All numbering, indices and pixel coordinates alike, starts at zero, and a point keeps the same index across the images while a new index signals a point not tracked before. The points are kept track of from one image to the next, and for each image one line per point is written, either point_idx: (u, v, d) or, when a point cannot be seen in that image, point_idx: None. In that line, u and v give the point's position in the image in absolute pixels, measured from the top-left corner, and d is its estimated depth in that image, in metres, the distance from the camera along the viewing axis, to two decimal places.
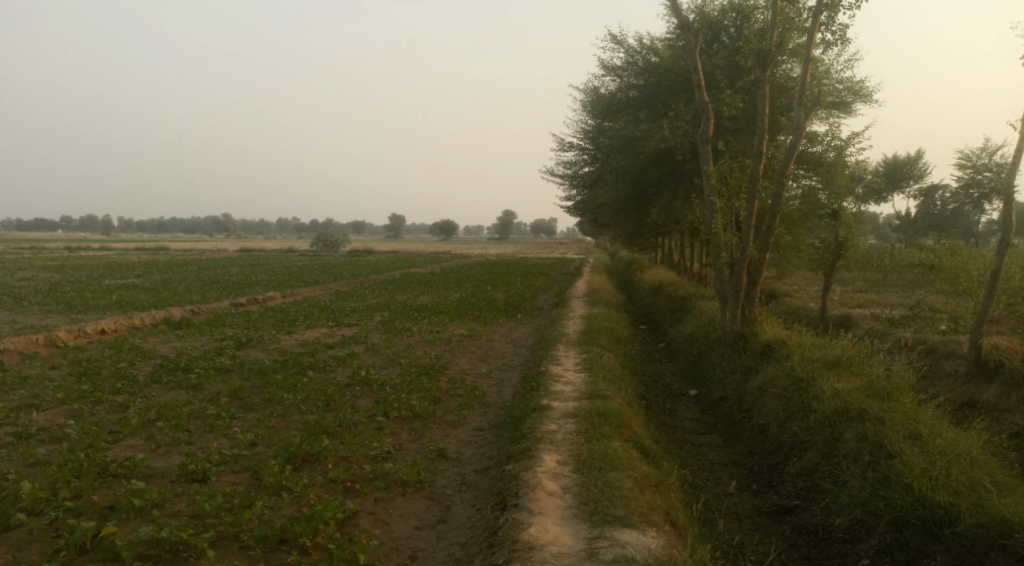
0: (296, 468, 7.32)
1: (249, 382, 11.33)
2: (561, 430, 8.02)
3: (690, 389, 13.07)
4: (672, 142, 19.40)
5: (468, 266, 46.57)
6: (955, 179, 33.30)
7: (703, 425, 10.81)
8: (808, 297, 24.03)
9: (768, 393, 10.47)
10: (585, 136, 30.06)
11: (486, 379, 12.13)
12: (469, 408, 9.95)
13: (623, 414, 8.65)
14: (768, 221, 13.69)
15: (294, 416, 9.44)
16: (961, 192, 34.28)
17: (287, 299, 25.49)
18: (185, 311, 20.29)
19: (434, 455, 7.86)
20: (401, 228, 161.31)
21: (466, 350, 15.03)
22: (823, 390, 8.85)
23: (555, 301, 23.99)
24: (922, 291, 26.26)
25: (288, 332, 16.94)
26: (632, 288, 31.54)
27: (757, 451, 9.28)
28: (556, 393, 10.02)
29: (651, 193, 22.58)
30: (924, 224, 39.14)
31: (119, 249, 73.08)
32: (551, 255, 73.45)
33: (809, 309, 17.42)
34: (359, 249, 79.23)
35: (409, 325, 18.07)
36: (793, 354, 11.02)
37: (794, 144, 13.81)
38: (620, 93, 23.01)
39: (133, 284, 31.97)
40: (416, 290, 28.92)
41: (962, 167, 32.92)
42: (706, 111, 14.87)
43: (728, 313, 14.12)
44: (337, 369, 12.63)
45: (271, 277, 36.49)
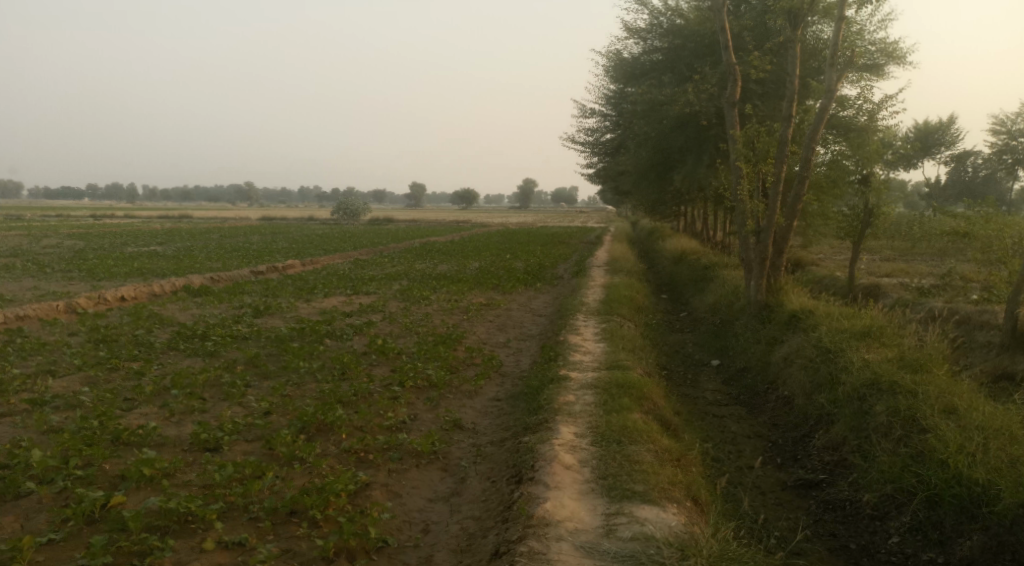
0: (309, 438, 7.21)
1: (265, 350, 11.26)
2: (579, 401, 7.82)
3: (712, 359, 12.80)
4: (696, 106, 18.85)
5: (488, 235, 46.33)
6: (988, 145, 32.28)
7: (725, 397, 10.56)
8: (833, 265, 23.50)
9: (793, 364, 10.17)
10: (607, 101, 29.43)
11: (504, 348, 11.96)
12: (486, 378, 9.78)
13: (644, 385, 8.41)
14: (796, 187, 13.23)
15: (309, 384, 9.34)
16: (995, 158, 33.23)
17: (307, 267, 25.47)
18: (204, 278, 20.33)
19: (449, 425, 7.70)
20: (421, 197, 161.08)
21: (484, 318, 14.85)
22: (852, 362, 8.54)
23: (575, 270, 23.70)
24: (951, 260, 25.60)
25: (305, 300, 16.86)
26: (653, 257, 31.14)
27: (781, 423, 9.03)
28: (575, 363, 9.80)
29: (674, 160, 22.06)
30: (954, 191, 38.11)
31: (143, 218, 73.77)
32: (571, 224, 72.92)
33: (835, 279, 16.98)
34: (380, 218, 79.26)
35: (427, 294, 17.94)
36: (820, 325, 10.67)
37: (825, 107, 13.27)
38: (643, 56, 22.36)
39: (155, 251, 32.19)
40: (435, 258, 28.78)
41: (996, 133, 31.88)
42: (733, 73, 14.32)
43: (752, 282, 13.75)
44: (354, 337, 12.52)
45: (291, 245, 36.56)
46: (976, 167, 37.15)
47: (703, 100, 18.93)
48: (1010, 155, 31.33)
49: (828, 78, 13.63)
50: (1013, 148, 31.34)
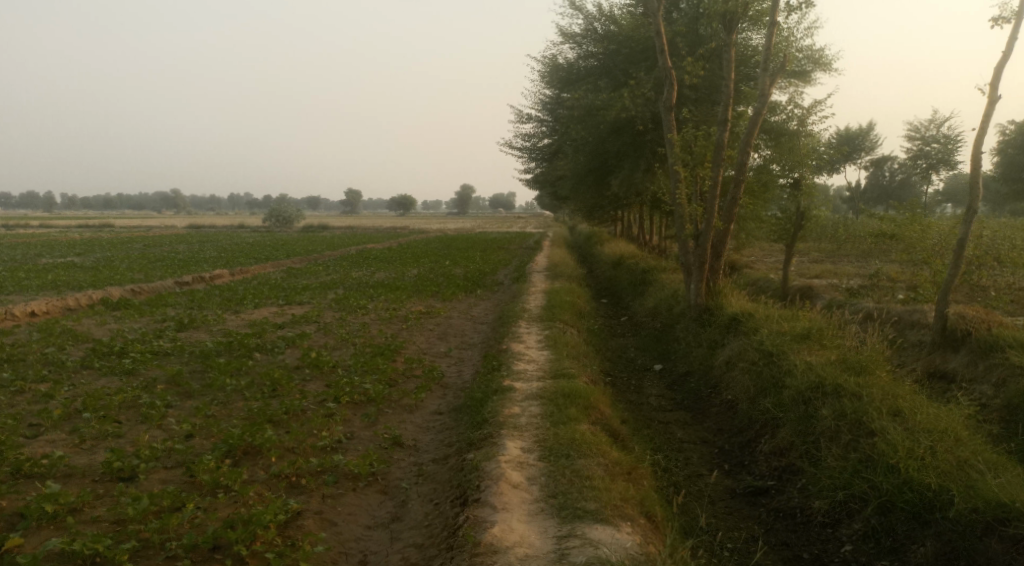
0: (235, 463, 6.69)
1: (189, 367, 10.55)
2: (525, 413, 7.52)
3: (654, 364, 12.73)
4: (633, 111, 18.90)
5: (425, 241, 45.73)
6: (904, 150, 33.71)
7: (669, 402, 10.45)
8: (766, 268, 24.00)
9: (736, 367, 10.14)
10: (543, 107, 29.38)
11: (444, 358, 11.57)
12: (426, 391, 9.40)
13: (590, 394, 8.19)
14: (733, 190, 13.30)
15: (237, 403, 8.76)
16: (910, 163, 34.71)
17: (237, 277, 24.44)
18: (124, 290, 19.19)
19: (388, 443, 7.29)
20: (357, 203, 158.61)
21: (424, 327, 14.42)
22: (795, 365, 8.52)
23: (515, 276, 23.46)
24: (875, 261, 26.52)
25: (234, 312, 16.06)
26: (591, 261, 31.25)
27: (727, 428, 8.95)
28: (518, 373, 9.52)
29: (612, 165, 22.10)
30: (873, 195, 39.69)
31: (60, 227, 69.95)
32: (509, 229, 72.86)
33: (770, 281, 17.26)
34: (314, 225, 77.44)
35: (364, 303, 17.37)
36: (761, 328, 10.70)
37: (759, 110, 13.39)
38: (579, 62, 22.35)
39: (71, 262, 30.37)
40: (372, 266, 28.10)
41: (911, 139, 33.33)
42: (670, 77, 14.33)
43: (692, 286, 13.76)
44: (286, 350, 11.92)
45: (220, 254, 35.16)
46: (893, 172, 38.81)
47: (639, 105, 19.00)
48: (924, 160, 32.82)
49: (761, 83, 13.79)
50: (926, 153, 32.83)
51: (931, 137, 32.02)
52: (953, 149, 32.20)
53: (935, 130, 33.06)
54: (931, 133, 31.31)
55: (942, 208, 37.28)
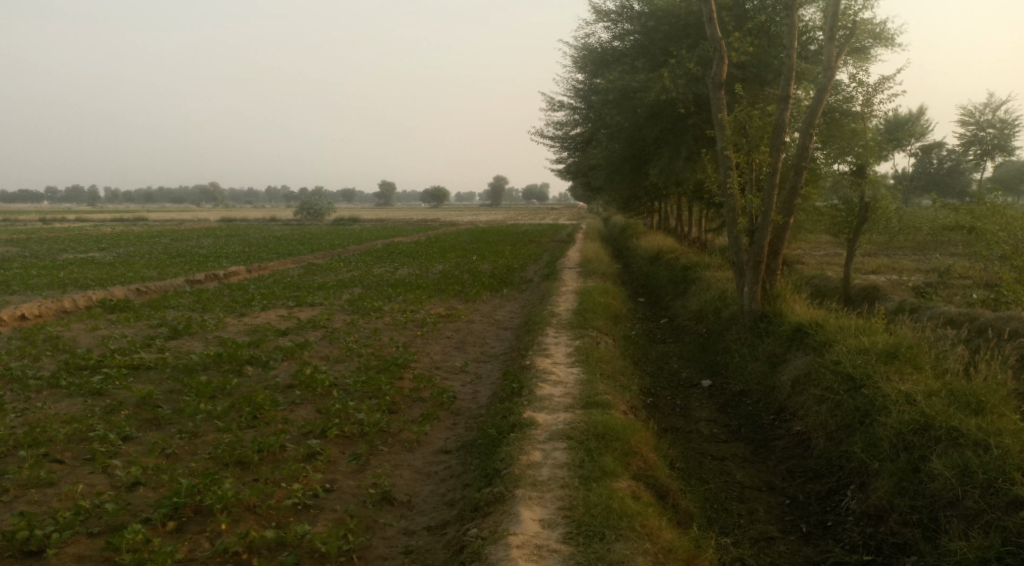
0: (179, 530, 5.30)
1: (165, 386, 9.19)
2: (547, 462, 5.94)
3: (702, 379, 11.08)
4: (673, 93, 17.10)
5: (455, 234, 44.22)
6: (955, 136, 31.41)
7: (723, 430, 8.80)
8: (816, 263, 22.02)
9: (808, 391, 8.44)
10: (575, 93, 27.65)
11: (459, 375, 10.07)
12: (433, 420, 7.89)
13: (629, 432, 6.60)
14: (793, 178, 11.48)
15: (207, 436, 7.34)
16: (964, 150, 32.26)
17: (253, 275, 23.24)
18: (129, 290, 18.03)
19: (374, 499, 5.80)
20: (389, 196, 158.28)
21: (441, 334, 12.94)
22: (888, 396, 6.84)
23: (545, 273, 21.85)
24: (934, 254, 24.41)
25: (237, 316, 14.73)
26: (627, 255, 29.49)
27: (799, 471, 7.30)
28: (543, 398, 7.94)
29: (649, 153, 20.29)
30: (920, 183, 37.29)
31: (91, 221, 69.94)
32: (539, 221, 71.42)
33: (827, 280, 15.45)
34: (343, 218, 76.39)
35: (379, 304, 15.92)
36: (834, 342, 8.99)
37: (825, 86, 11.50)
38: (614, 42, 20.58)
39: (90, 258, 29.40)
40: (396, 261, 26.67)
41: (964, 124, 30.98)
42: (719, 49, 12.48)
43: (745, 289, 12.01)
44: (281, 364, 10.51)
45: (243, 249, 34.05)
46: (941, 158, 36.36)
47: (681, 86, 17.18)
48: (978, 146, 30.44)
49: (826, 55, 11.87)
50: (980, 139, 30.57)
51: (987, 121, 29.69)
52: (1010, 134, 29.95)
53: (990, 115, 30.77)
54: (986, 117, 28.98)
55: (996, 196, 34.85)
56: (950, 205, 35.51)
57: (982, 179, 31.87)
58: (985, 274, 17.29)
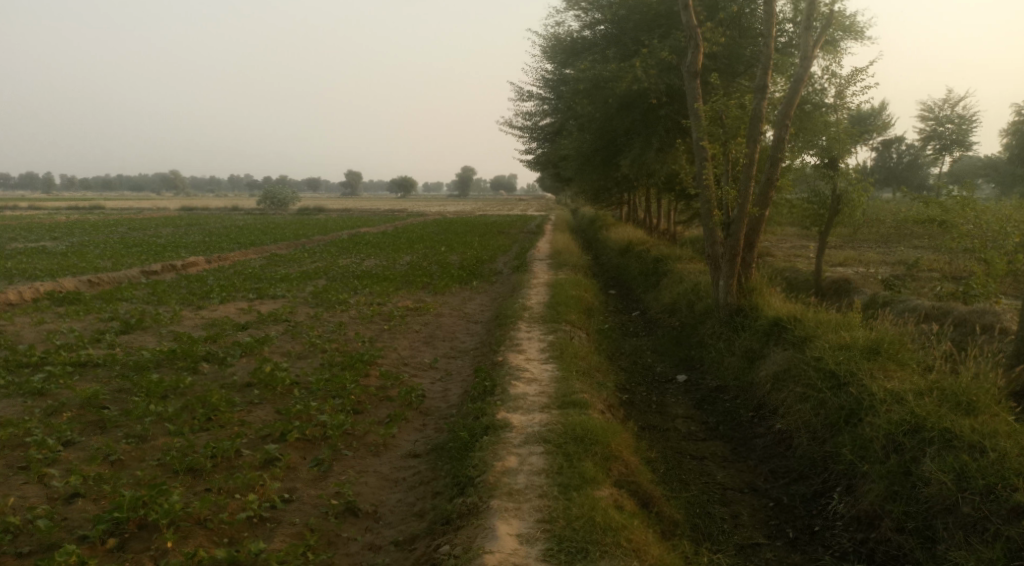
0: (121, 549, 4.83)
1: (113, 386, 8.59)
2: (524, 468, 5.59)
3: (677, 374, 10.83)
4: (645, 83, 16.80)
5: (423, 225, 43.57)
6: (915, 131, 31.88)
7: (701, 428, 8.54)
8: (785, 255, 22.04)
9: (789, 387, 8.22)
10: (545, 82, 27.23)
11: (427, 372, 9.65)
12: (400, 421, 7.47)
13: (609, 434, 6.27)
14: (769, 170, 11.25)
15: (156, 440, 6.83)
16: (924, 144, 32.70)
17: (213, 266, 22.43)
18: (80, 282, 17.17)
19: (338, 511, 5.39)
20: (356, 186, 156.29)
21: (408, 329, 12.49)
22: (874, 395, 6.62)
23: (515, 265, 21.49)
24: (899, 246, 24.63)
25: (194, 309, 14.06)
26: (597, 247, 29.27)
27: (781, 471, 7.06)
28: (516, 397, 7.57)
29: (620, 143, 19.99)
30: (879, 177, 37.78)
31: (44, 210, 67.28)
32: (508, 211, 70.94)
33: (799, 273, 15.35)
34: (308, 207, 75.02)
35: (345, 297, 15.38)
36: (814, 338, 8.78)
37: (802, 75, 11.26)
38: (585, 31, 20.18)
39: (40, 248, 28.11)
40: (362, 252, 26.01)
41: (924, 119, 31.39)
42: (696, 37, 12.16)
43: (720, 282, 11.78)
44: (239, 360, 9.96)
45: (203, 239, 32.99)
46: (901, 152, 36.87)
47: (653, 76, 16.87)
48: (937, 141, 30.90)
49: (803, 44, 11.61)
50: (939, 134, 31.06)
51: (946, 116, 30.15)
52: (968, 129, 30.49)
53: (950, 110, 31.26)
54: (946, 112, 29.39)
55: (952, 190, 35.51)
56: (910, 199, 36.14)
57: (941, 173, 32.44)
58: (950, 267, 17.40)
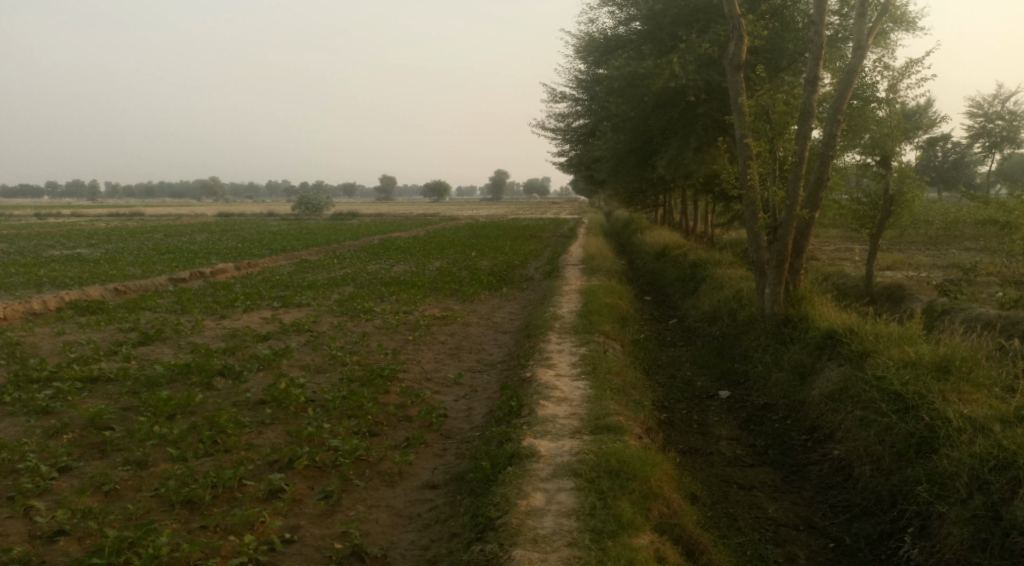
0: None
1: (121, 403, 8.17)
2: (551, 509, 4.97)
3: (720, 389, 10.08)
4: (682, 80, 16.03)
5: (454, 229, 43.13)
6: (963, 129, 30.34)
7: (748, 452, 7.80)
8: (828, 258, 21.00)
9: (848, 409, 7.44)
10: (578, 83, 26.52)
11: (451, 388, 9.06)
12: (419, 446, 6.89)
13: (648, 465, 5.61)
14: (819, 170, 10.41)
15: (156, 466, 6.35)
16: (971, 141, 31.11)
17: (242, 273, 22.22)
18: (107, 290, 16.99)
19: (341, 556, 4.85)
20: (389, 191, 157.07)
21: (434, 339, 11.94)
22: (950, 424, 5.84)
23: (547, 270, 20.86)
24: (949, 249, 23.37)
25: (217, 318, 13.70)
26: (632, 251, 28.47)
27: (841, 506, 6.31)
28: (545, 419, 6.93)
29: (656, 144, 19.21)
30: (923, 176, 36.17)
31: (86, 217, 68.62)
32: (540, 215, 70.28)
33: (847, 278, 14.42)
34: (341, 212, 75.27)
35: (370, 305, 14.89)
36: (874, 353, 7.97)
37: (855, 66, 10.38)
38: (619, 28, 19.47)
39: (75, 255, 28.24)
40: (393, 258, 25.62)
41: (972, 115, 29.88)
42: (738, 28, 11.35)
43: (766, 290, 10.99)
44: (256, 375, 9.49)
45: (235, 245, 32.93)
46: (946, 150, 35.24)
47: (691, 72, 16.11)
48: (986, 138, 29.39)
49: (855, 32, 10.72)
50: (988, 131, 29.53)
51: (996, 112, 28.63)
52: (1019, 126, 28.98)
53: (999, 106, 29.76)
54: (996, 108, 27.91)
55: (1000, 190, 33.83)
56: (956, 199, 34.57)
57: (990, 172, 30.88)
58: (1009, 272, 16.26)
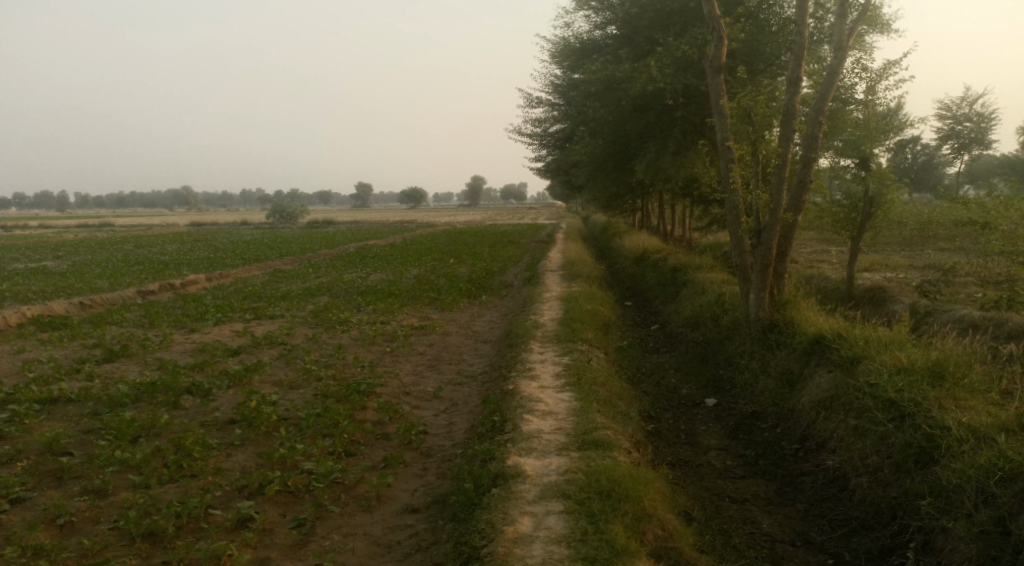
0: None
1: (82, 426, 7.72)
2: (540, 536, 4.68)
3: (706, 397, 9.86)
4: (660, 83, 15.87)
5: (431, 236, 42.69)
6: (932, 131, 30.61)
7: (739, 463, 7.56)
8: (807, 260, 20.96)
9: (840, 417, 7.25)
10: (554, 87, 26.33)
11: (430, 403, 8.72)
12: (398, 466, 6.55)
13: (640, 484, 5.35)
14: (802, 172, 10.25)
15: (117, 495, 5.94)
16: (940, 143, 31.40)
17: (214, 284, 21.65)
18: (72, 304, 16.39)
19: None
20: (365, 198, 155.96)
21: (412, 350, 11.58)
22: (950, 434, 5.66)
23: (526, 277, 20.58)
24: (924, 249, 23.50)
25: (186, 332, 13.21)
26: (611, 256, 28.30)
27: (838, 519, 6.08)
28: (530, 434, 6.63)
29: (634, 148, 19.03)
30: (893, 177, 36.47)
31: (54, 228, 67.06)
32: (517, 220, 70.03)
33: (828, 280, 14.32)
34: (316, 220, 74.41)
35: (347, 315, 14.48)
36: (864, 359, 7.78)
37: (837, 67, 10.24)
38: (595, 31, 19.29)
39: (40, 268, 27.38)
40: (369, 266, 25.18)
41: (941, 117, 30.15)
42: (718, 29, 11.18)
43: (750, 295, 10.80)
44: (226, 392, 9.08)
45: (207, 255, 32.22)
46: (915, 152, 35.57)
47: (669, 76, 15.95)
48: (954, 140, 29.67)
49: (835, 32, 10.57)
50: (957, 133, 29.81)
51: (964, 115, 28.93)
52: (987, 127, 29.38)
53: (967, 108, 30.15)
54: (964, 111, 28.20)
55: (969, 190, 34.20)
56: (927, 200, 35.00)
57: (959, 174, 31.19)
58: (985, 272, 16.30)
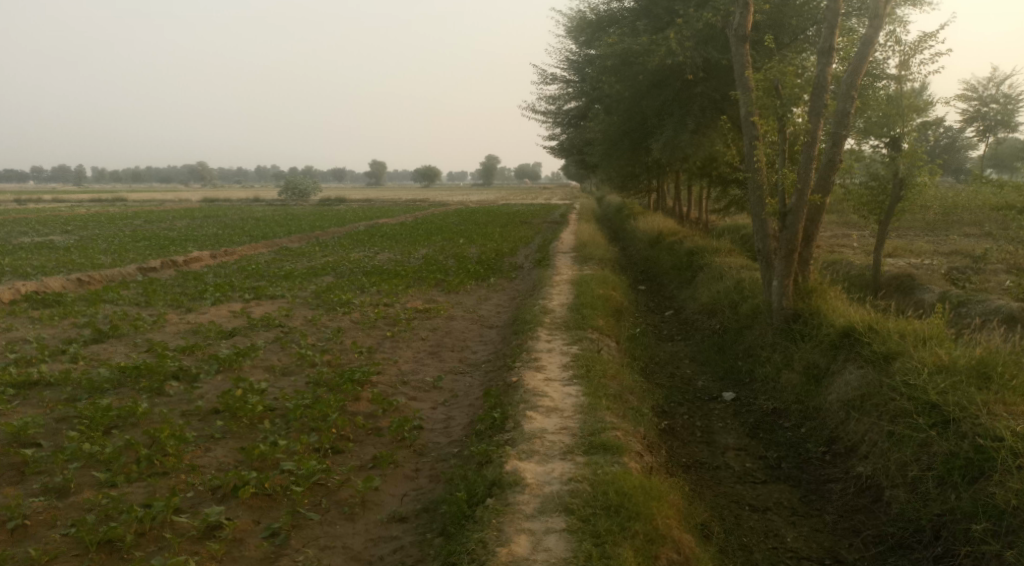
0: None
1: (56, 414, 7.22)
2: (538, 560, 4.17)
3: (724, 390, 9.24)
4: (679, 58, 15.07)
5: (442, 214, 42.04)
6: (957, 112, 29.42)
7: (759, 465, 6.96)
8: (827, 245, 20.19)
9: (872, 419, 6.62)
10: (569, 63, 25.48)
11: (428, 394, 8.16)
12: (388, 466, 6.01)
13: (650, 497, 4.81)
14: (831, 151, 9.49)
15: (80, 494, 5.45)
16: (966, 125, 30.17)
17: (218, 261, 21.19)
18: (70, 281, 15.98)
19: None
20: (379, 176, 155.41)
21: (414, 336, 11.03)
22: (1003, 448, 5.05)
23: (537, 258, 19.95)
24: (948, 235, 22.60)
25: (181, 312, 12.72)
26: (624, 238, 27.60)
27: (871, 536, 5.52)
28: (531, 434, 6.06)
29: (651, 125, 18.23)
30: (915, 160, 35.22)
31: (69, 202, 66.95)
32: (530, 200, 69.15)
33: (852, 266, 13.59)
34: (328, 197, 73.85)
35: (349, 297, 13.93)
36: (899, 355, 7.12)
37: (874, 38, 9.42)
38: (612, 4, 18.44)
39: (46, 243, 26.99)
40: (377, 245, 24.61)
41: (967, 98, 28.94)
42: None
43: (773, 282, 10.12)
44: (213, 378, 8.55)
45: (215, 232, 31.75)
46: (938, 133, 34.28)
47: (688, 49, 15.13)
48: (979, 122, 28.46)
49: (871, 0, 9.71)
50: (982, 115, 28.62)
51: (989, 96, 27.74)
52: (1014, 109, 28.25)
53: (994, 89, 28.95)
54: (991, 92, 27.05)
55: (992, 174, 32.95)
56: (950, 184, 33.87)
57: (983, 157, 30.04)
58: (1016, 260, 15.50)
